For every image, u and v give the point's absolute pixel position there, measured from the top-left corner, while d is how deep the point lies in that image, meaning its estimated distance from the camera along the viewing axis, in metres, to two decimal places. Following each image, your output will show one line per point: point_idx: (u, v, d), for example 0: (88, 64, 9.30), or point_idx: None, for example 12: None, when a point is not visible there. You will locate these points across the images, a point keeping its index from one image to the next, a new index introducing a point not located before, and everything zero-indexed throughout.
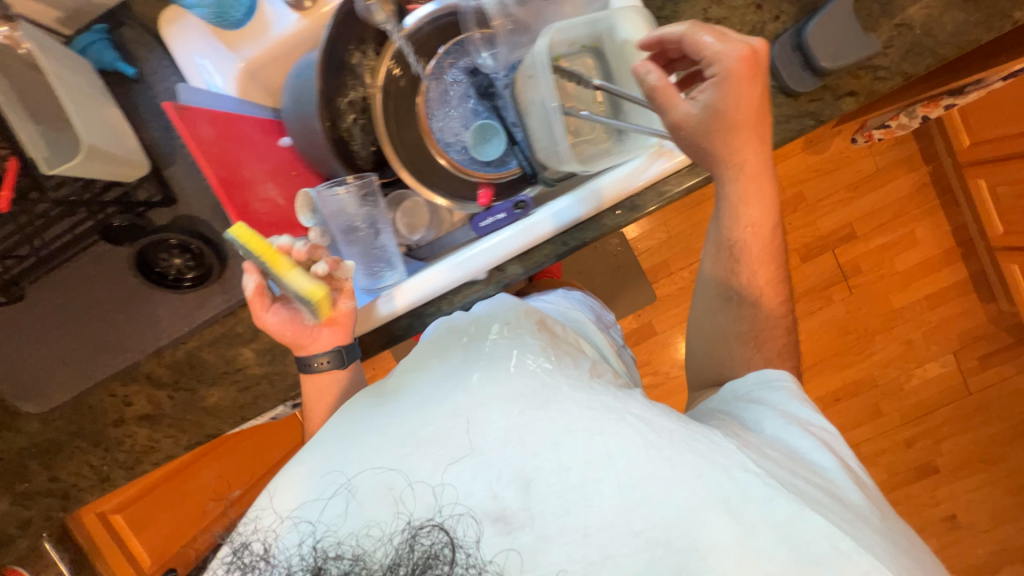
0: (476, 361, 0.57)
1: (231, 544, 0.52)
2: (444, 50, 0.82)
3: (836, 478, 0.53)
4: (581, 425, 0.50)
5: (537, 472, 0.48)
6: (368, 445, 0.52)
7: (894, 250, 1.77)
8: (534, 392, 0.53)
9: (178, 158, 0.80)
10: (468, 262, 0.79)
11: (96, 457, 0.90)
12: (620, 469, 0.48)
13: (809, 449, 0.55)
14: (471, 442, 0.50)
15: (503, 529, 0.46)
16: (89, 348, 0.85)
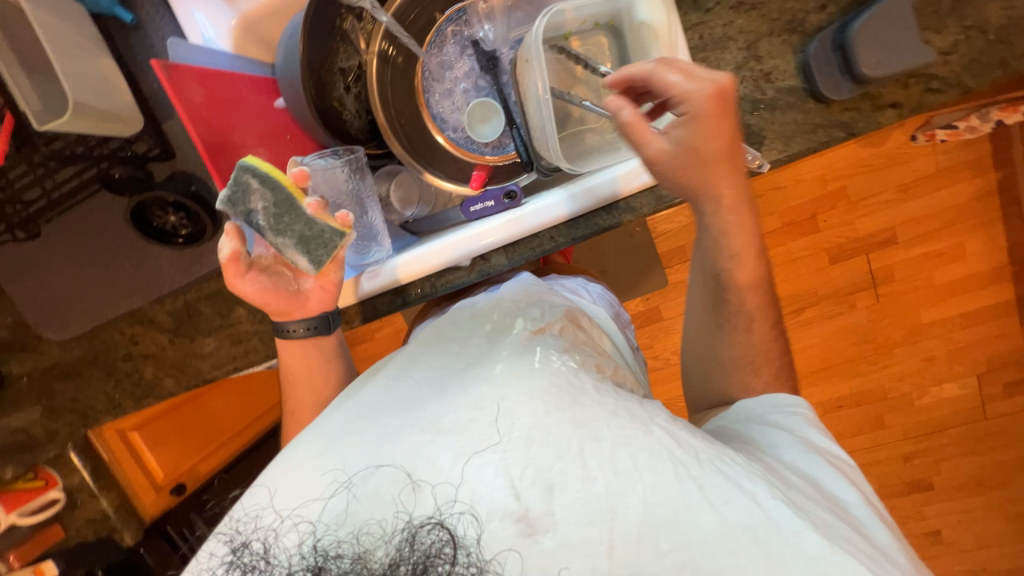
0: (496, 357, 0.59)
1: (232, 543, 0.55)
2: (450, 14, 0.79)
3: (858, 510, 0.53)
4: (609, 434, 0.51)
5: (561, 477, 0.48)
6: (376, 437, 0.54)
7: (936, 262, 1.63)
8: (560, 389, 0.54)
9: (175, 112, 0.81)
10: (452, 247, 0.78)
11: (109, 384, 0.98)
12: (644, 484, 0.49)
13: (833, 479, 0.55)
14: (496, 440, 0.51)
15: (525, 531, 0.47)
16: (101, 287, 0.91)
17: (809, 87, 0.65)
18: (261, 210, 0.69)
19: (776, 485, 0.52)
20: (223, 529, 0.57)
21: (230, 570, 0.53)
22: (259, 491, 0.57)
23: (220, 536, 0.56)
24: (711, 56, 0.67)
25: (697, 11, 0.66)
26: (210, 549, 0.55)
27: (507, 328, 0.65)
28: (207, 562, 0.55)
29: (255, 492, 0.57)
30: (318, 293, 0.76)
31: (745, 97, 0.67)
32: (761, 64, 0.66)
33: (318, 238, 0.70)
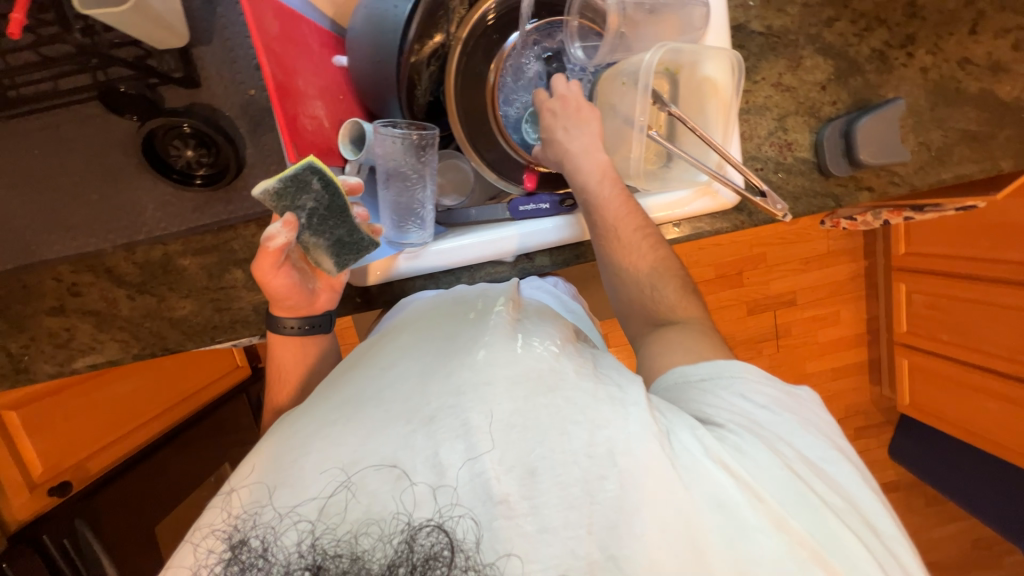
0: (476, 342, 0.57)
1: (227, 539, 0.47)
2: (539, 24, 0.79)
3: (802, 469, 0.53)
4: (585, 417, 0.50)
5: (542, 462, 0.48)
6: (360, 431, 0.50)
7: (820, 323, 1.97)
8: (541, 377, 0.52)
9: (217, 39, 0.68)
10: (492, 243, 0.79)
11: (16, 343, 0.77)
12: (621, 467, 0.48)
13: (776, 442, 0.55)
14: (469, 421, 0.49)
15: (507, 513, 0.46)
16: (43, 221, 0.71)
17: (816, 161, 0.81)
18: (307, 208, 0.62)
19: (723, 458, 0.51)
20: (208, 528, 0.48)
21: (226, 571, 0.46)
22: (252, 489, 0.49)
23: (209, 533, 0.48)
24: (751, 119, 0.80)
25: (748, 80, 0.79)
26: (203, 548, 0.47)
27: (490, 310, 0.66)
28: (195, 565, 0.47)
29: (251, 488, 0.49)
30: (329, 294, 0.72)
31: (772, 159, 0.81)
32: (786, 135, 0.81)
33: (355, 246, 0.68)
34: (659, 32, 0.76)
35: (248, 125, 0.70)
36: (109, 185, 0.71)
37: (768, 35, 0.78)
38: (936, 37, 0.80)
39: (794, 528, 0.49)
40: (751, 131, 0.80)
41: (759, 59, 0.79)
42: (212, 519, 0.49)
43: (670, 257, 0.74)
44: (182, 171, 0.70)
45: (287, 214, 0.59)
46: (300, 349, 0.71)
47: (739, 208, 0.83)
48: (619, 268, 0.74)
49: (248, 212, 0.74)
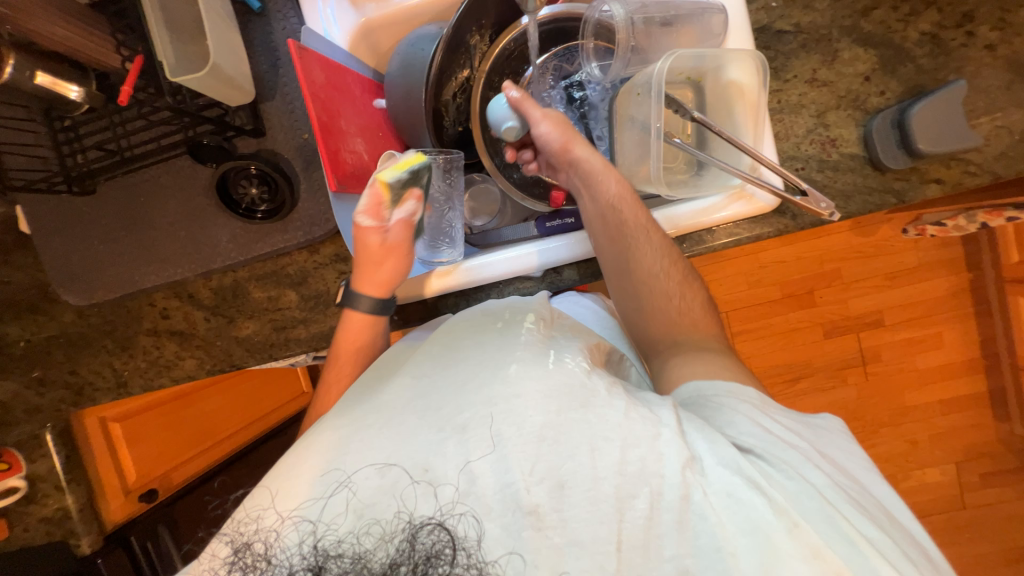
0: (515, 353, 0.57)
1: (231, 545, 0.50)
2: (556, 52, 0.86)
3: (835, 495, 0.49)
4: (618, 434, 0.50)
5: (572, 475, 0.49)
6: (395, 433, 0.52)
7: (919, 347, 1.70)
8: (573, 391, 0.52)
9: (278, 95, 0.81)
10: (520, 258, 0.80)
11: (119, 360, 0.91)
12: (652, 487, 0.48)
13: (802, 465, 0.51)
14: (500, 431, 0.50)
15: (536, 525, 0.47)
16: (144, 255, 0.85)
17: (868, 155, 0.75)
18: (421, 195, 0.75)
19: (753, 478, 0.48)
20: (216, 533, 0.51)
21: (230, 573, 0.48)
22: (257, 493, 0.52)
23: (218, 535, 0.51)
24: (785, 118, 0.77)
25: (777, 79, 0.77)
26: (207, 552, 0.50)
27: (519, 325, 0.64)
28: (203, 565, 0.50)
29: (255, 491, 0.52)
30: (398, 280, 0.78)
31: (813, 157, 0.76)
32: (827, 131, 0.76)
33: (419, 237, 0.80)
34: (676, 43, 0.77)
35: (302, 164, 0.82)
36: (194, 222, 0.84)
37: (798, 32, 0.76)
38: (999, 12, 0.72)
39: (832, 558, 0.45)
40: (787, 130, 0.77)
41: (788, 58, 0.76)
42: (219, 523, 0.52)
43: (689, 272, 0.71)
44: (246, 207, 0.81)
45: (417, 191, 0.73)
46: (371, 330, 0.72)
47: (782, 212, 0.78)
48: (638, 279, 0.69)
49: (299, 240, 0.82)
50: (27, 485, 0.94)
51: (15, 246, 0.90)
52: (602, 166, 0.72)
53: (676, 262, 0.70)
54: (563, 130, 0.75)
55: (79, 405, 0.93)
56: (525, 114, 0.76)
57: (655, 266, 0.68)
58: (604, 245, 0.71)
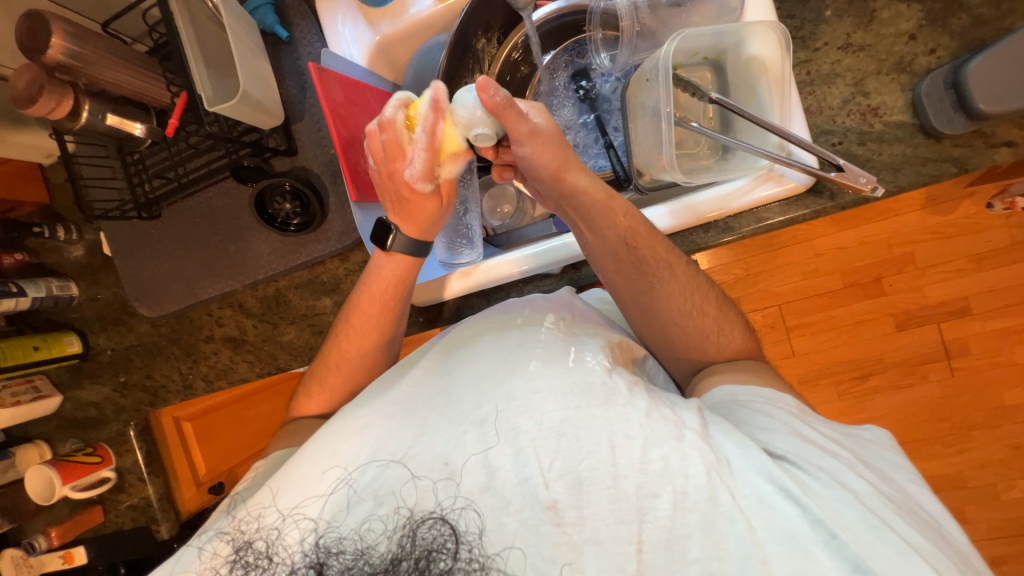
0: (533, 348, 0.57)
1: (232, 542, 0.52)
2: (565, 46, 0.88)
3: (879, 505, 0.46)
4: (639, 432, 0.49)
5: (591, 473, 0.48)
6: (415, 427, 0.53)
7: (1015, 337, 1.48)
8: (593, 388, 0.52)
9: (306, 116, 0.87)
10: (540, 255, 0.79)
11: (185, 365, 1.02)
12: (676, 486, 0.46)
13: (841, 473, 0.48)
14: (516, 430, 0.50)
15: (554, 520, 0.47)
16: (201, 271, 0.95)
17: (919, 122, 0.67)
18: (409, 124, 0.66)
19: (787, 487, 0.46)
20: (218, 532, 0.53)
21: (232, 570, 0.51)
22: (260, 492, 0.53)
23: (218, 535, 0.53)
24: (817, 90, 0.71)
25: (805, 50, 0.71)
26: (208, 550, 0.52)
27: (537, 323, 0.61)
28: (202, 564, 0.52)
29: (257, 491, 0.54)
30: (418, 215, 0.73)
31: (852, 130, 0.69)
32: (868, 99, 0.69)
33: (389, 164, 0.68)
34: (689, 23, 0.74)
35: (330, 177, 0.87)
36: (240, 238, 0.92)
37: None
38: None
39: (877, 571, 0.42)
40: (820, 103, 0.70)
41: (816, 25, 0.70)
42: (219, 522, 0.54)
43: (717, 297, 0.66)
44: (281, 221, 0.88)
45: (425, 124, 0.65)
46: (383, 297, 0.71)
47: (818, 193, 0.72)
48: (659, 311, 0.65)
49: (330, 248, 0.88)
50: (115, 476, 1.07)
51: (101, 268, 1.04)
52: (604, 202, 0.65)
53: (703, 288, 0.66)
54: (553, 153, 0.63)
55: (155, 405, 1.05)
56: (506, 125, 0.60)
57: (683, 305, 0.64)
58: (619, 283, 0.67)
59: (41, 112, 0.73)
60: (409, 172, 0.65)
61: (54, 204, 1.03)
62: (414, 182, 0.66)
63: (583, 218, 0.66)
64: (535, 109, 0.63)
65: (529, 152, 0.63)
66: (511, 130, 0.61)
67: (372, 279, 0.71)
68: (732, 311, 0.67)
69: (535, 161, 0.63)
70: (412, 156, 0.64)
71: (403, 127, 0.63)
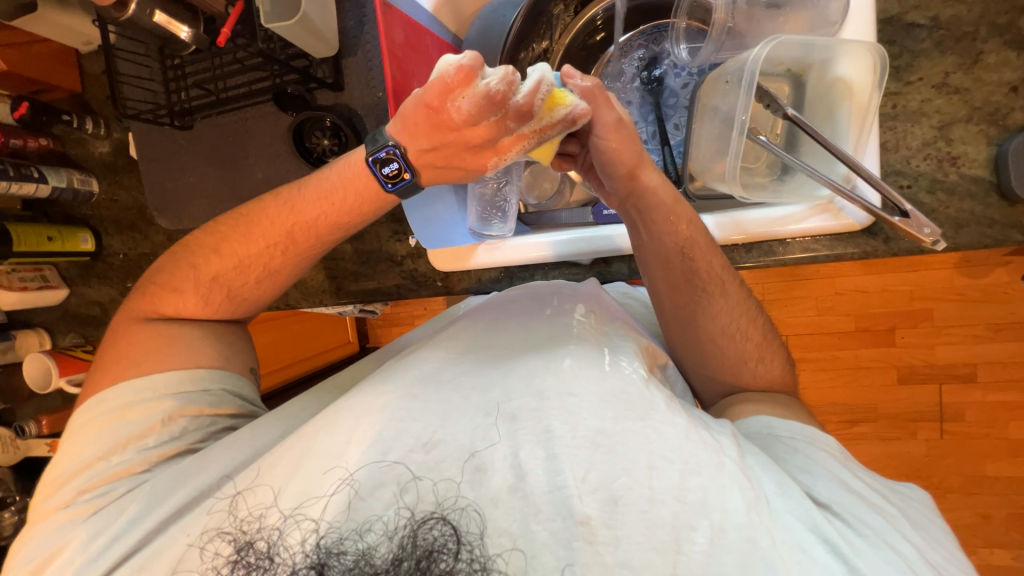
0: (564, 344, 0.56)
1: (233, 542, 0.50)
2: (643, 29, 0.84)
3: (928, 573, 0.45)
4: (678, 455, 0.47)
5: (626, 492, 0.46)
6: (441, 408, 0.52)
7: (1017, 413, 1.47)
8: (632, 401, 0.50)
9: (359, 52, 0.82)
10: (575, 245, 0.77)
11: None
12: (713, 521, 0.45)
13: (888, 533, 0.47)
14: (551, 428, 0.49)
15: (587, 536, 0.45)
16: (226, 193, 0.93)
17: (994, 180, 0.64)
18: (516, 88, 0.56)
19: (830, 538, 0.45)
20: (213, 530, 0.51)
21: (232, 571, 0.49)
22: (259, 490, 0.51)
23: (217, 534, 0.51)
24: (899, 126, 0.67)
25: (898, 81, 0.67)
26: (209, 550, 0.50)
27: (568, 314, 0.61)
28: (203, 564, 0.50)
29: (255, 490, 0.52)
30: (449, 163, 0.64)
31: (925, 175, 0.66)
32: (949, 146, 0.65)
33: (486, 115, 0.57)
34: (781, 29, 0.70)
35: (372, 121, 0.83)
36: (270, 166, 0.89)
37: (934, 27, 0.65)
38: None
39: None
40: (898, 141, 0.67)
41: (915, 57, 0.66)
42: (218, 522, 0.51)
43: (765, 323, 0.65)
44: (317, 156, 0.85)
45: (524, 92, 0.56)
46: (345, 206, 0.65)
47: (873, 233, 0.69)
48: (694, 324, 0.64)
49: None
50: None
51: (124, 170, 1.01)
52: (670, 205, 0.63)
53: (748, 313, 0.64)
54: (631, 148, 0.62)
55: None
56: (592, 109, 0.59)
57: (726, 325, 0.63)
58: (664, 291, 0.65)
59: None
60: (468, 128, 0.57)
61: (86, 95, 1.00)
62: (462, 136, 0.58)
63: (642, 219, 0.64)
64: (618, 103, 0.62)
65: (608, 143, 0.61)
66: (596, 116, 0.60)
67: (334, 186, 0.64)
68: (770, 341, 0.65)
69: (612, 155, 0.62)
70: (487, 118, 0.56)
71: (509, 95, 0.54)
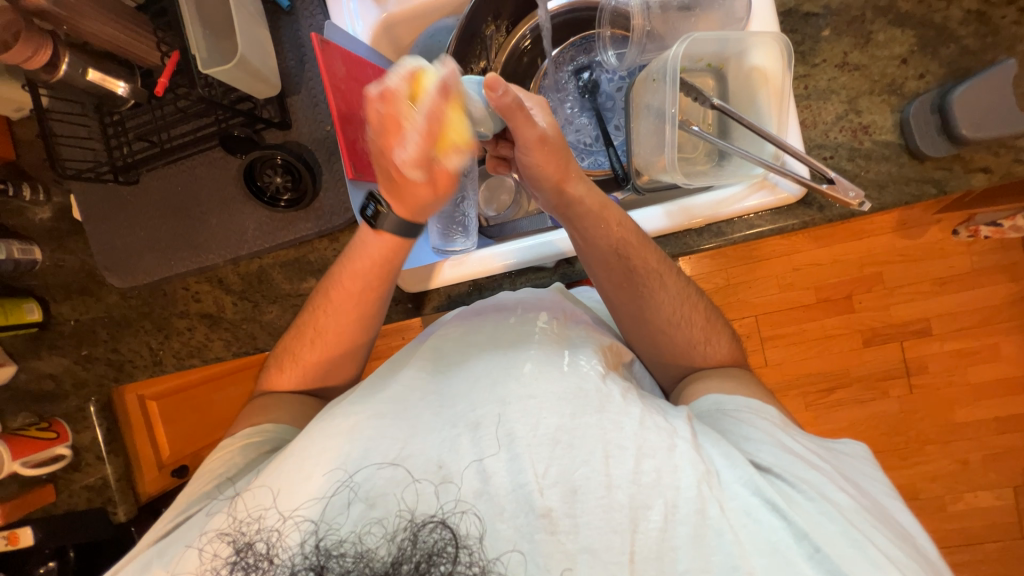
0: (530, 348, 0.57)
1: (233, 544, 0.50)
2: (573, 41, 0.90)
3: (859, 517, 0.47)
4: (633, 442, 0.49)
5: (585, 482, 0.48)
6: (406, 427, 0.52)
7: (972, 359, 1.56)
8: (587, 397, 0.52)
9: (303, 89, 0.84)
10: (535, 250, 0.79)
11: (156, 340, 0.97)
12: (667, 498, 0.47)
13: (823, 485, 0.49)
14: (513, 433, 0.50)
15: (549, 528, 0.47)
16: (179, 242, 0.90)
17: (904, 142, 0.70)
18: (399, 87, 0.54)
19: (772, 499, 0.47)
20: (214, 533, 0.51)
21: (232, 572, 0.49)
22: (256, 492, 0.51)
23: (217, 535, 0.51)
24: (813, 104, 0.73)
25: (805, 65, 0.73)
26: (208, 551, 0.50)
27: (529, 324, 0.62)
28: (202, 564, 0.50)
29: (254, 490, 0.51)
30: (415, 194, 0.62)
31: (843, 145, 0.72)
32: (859, 117, 0.72)
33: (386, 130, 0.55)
34: (695, 28, 0.75)
35: (325, 154, 0.85)
36: (224, 211, 0.88)
37: (828, 14, 0.72)
38: None
39: None
40: (815, 117, 0.73)
41: (816, 42, 0.73)
42: (218, 522, 0.51)
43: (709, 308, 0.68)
44: (271, 195, 0.85)
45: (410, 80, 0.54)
46: (373, 268, 0.69)
47: (807, 203, 0.74)
48: (653, 314, 0.66)
49: (321, 227, 0.85)
50: (71, 454, 1.01)
51: (68, 233, 0.98)
52: (598, 211, 0.65)
53: (691, 299, 0.67)
54: (554, 163, 0.63)
55: (120, 381, 0.99)
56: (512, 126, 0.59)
57: (676, 314, 0.66)
58: (611, 291, 0.68)
59: (14, 59, 0.69)
60: (400, 154, 0.56)
61: (20, 161, 0.96)
62: (403, 165, 0.57)
63: (576, 228, 0.67)
64: (545, 113, 0.64)
65: (532, 160, 0.63)
66: (518, 133, 0.60)
67: (360, 253, 0.69)
68: (716, 323, 0.68)
69: (538, 170, 0.64)
70: (407, 135, 0.54)
71: (405, 100, 0.53)
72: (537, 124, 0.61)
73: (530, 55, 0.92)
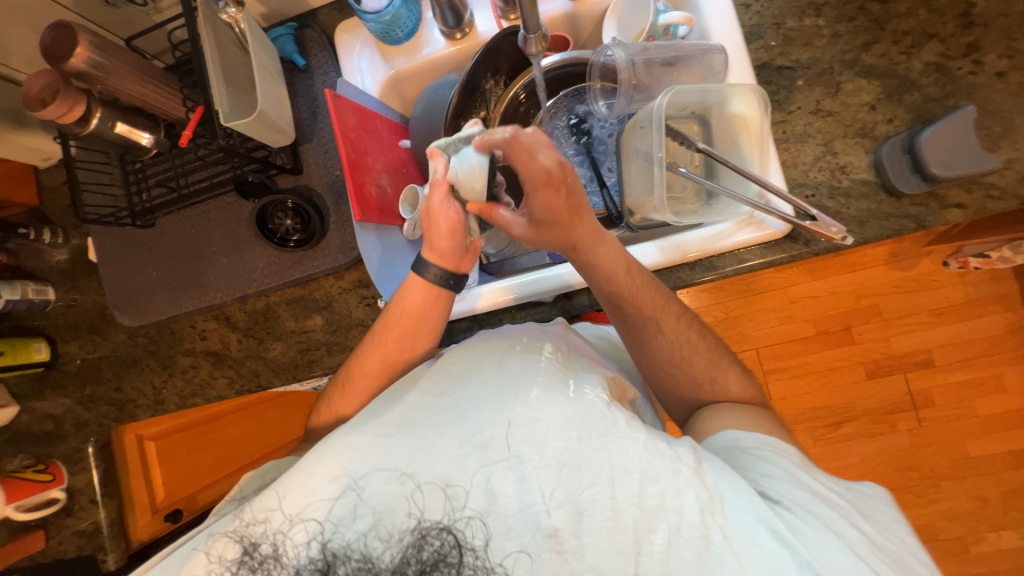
0: (535, 375, 0.57)
1: (240, 542, 0.52)
2: (564, 93, 0.96)
3: (869, 555, 0.47)
4: (637, 466, 0.49)
5: (592, 503, 0.49)
6: (412, 445, 0.53)
7: (976, 390, 1.55)
8: (593, 420, 0.52)
9: (315, 138, 0.90)
10: (535, 286, 0.81)
11: (159, 379, 0.98)
12: (671, 523, 0.48)
13: (835, 521, 0.49)
14: (519, 455, 0.51)
15: (556, 547, 0.48)
16: (189, 282, 0.93)
17: (880, 180, 0.74)
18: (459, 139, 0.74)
19: (779, 530, 0.47)
20: (223, 534, 0.53)
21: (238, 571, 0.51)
22: (264, 497, 0.53)
23: (223, 536, 0.53)
24: (792, 147, 0.78)
25: (781, 111, 0.79)
26: (215, 551, 0.52)
27: (536, 351, 0.62)
28: (209, 563, 0.52)
29: (263, 494, 0.53)
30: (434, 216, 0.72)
31: (823, 184, 0.76)
32: (836, 158, 0.76)
33: None
34: (678, 81, 0.82)
35: (333, 198, 0.89)
36: (234, 251, 0.92)
37: (798, 67, 0.79)
38: (1007, 40, 0.73)
39: None
40: (794, 159, 0.78)
41: (790, 91, 0.79)
42: (227, 524, 0.53)
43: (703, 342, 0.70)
44: (281, 236, 0.89)
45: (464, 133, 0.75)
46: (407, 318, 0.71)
47: (794, 238, 0.76)
48: (650, 345, 0.68)
49: (325, 266, 0.89)
50: (65, 497, 1.01)
51: (82, 274, 1.01)
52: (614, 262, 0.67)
53: (691, 334, 0.68)
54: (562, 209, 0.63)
55: (121, 420, 0.99)
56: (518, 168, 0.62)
57: (671, 348, 0.68)
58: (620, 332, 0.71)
59: (51, 114, 0.74)
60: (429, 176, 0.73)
61: (43, 208, 1.01)
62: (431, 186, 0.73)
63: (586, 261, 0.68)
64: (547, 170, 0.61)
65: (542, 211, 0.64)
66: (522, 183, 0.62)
67: (396, 305, 0.72)
68: (715, 358, 0.68)
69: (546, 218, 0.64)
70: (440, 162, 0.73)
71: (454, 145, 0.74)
72: (540, 158, 0.60)
73: (526, 105, 0.99)
